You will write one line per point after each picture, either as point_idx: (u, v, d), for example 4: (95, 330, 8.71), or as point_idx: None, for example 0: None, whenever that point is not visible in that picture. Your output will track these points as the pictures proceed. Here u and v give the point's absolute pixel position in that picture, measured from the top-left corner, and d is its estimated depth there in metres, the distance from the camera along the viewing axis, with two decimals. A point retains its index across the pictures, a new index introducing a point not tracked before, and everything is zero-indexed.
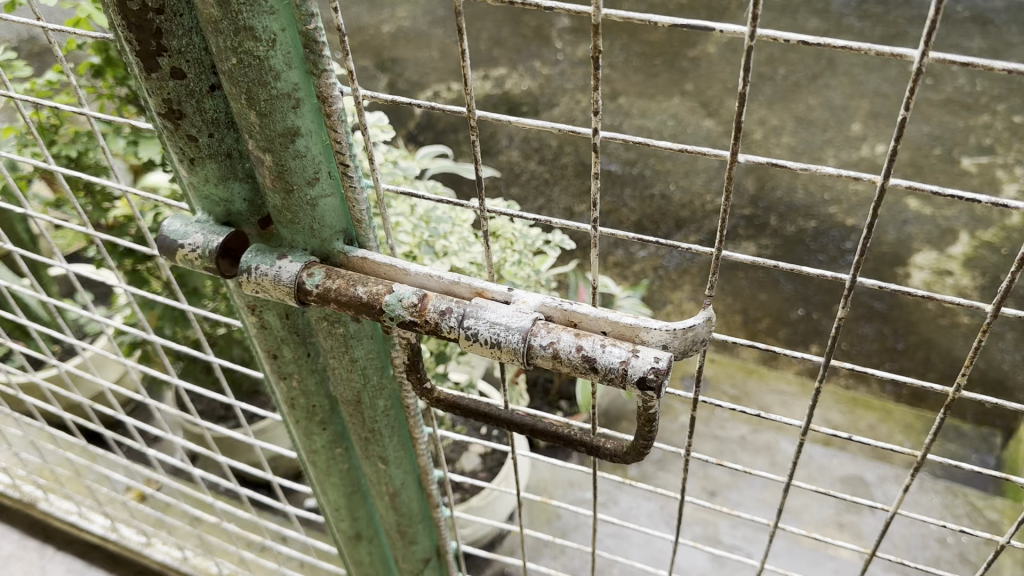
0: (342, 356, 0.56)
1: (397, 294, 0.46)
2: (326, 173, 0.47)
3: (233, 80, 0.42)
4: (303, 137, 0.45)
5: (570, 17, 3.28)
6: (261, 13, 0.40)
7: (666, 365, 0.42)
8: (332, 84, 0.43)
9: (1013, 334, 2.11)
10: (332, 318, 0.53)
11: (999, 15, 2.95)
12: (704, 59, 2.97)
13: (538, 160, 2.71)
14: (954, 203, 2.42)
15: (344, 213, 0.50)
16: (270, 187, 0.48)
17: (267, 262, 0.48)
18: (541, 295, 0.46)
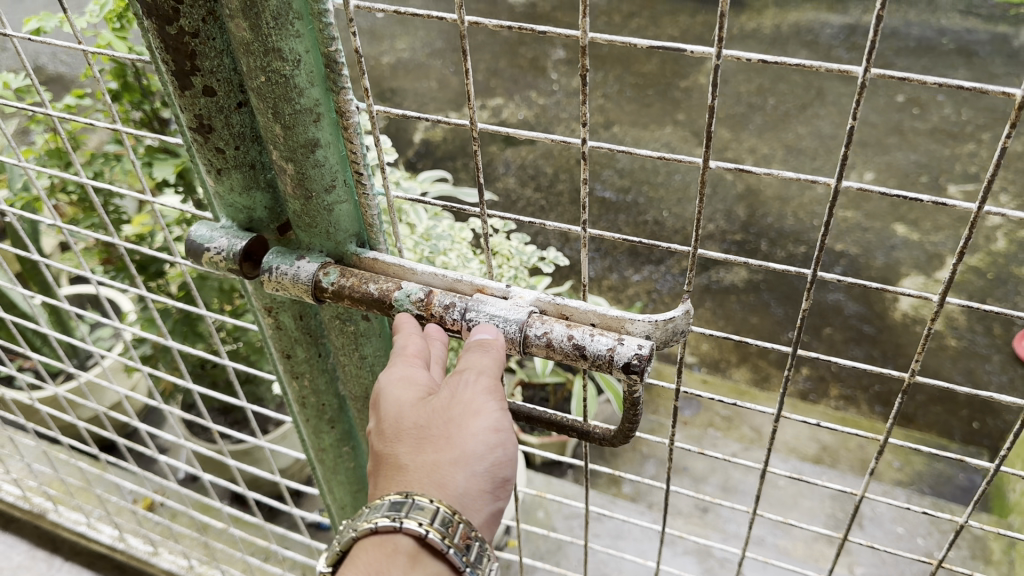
0: (352, 353, 0.61)
1: (405, 290, 0.52)
2: (342, 181, 0.53)
3: (261, 95, 0.47)
4: (322, 150, 0.50)
5: (566, 47, 3.36)
6: (288, 37, 0.45)
7: (647, 352, 0.48)
8: (349, 100, 0.48)
9: (999, 356, 2.15)
10: (344, 315, 0.57)
11: (984, 47, 3.03)
12: (697, 90, 3.05)
13: (534, 187, 2.78)
14: (941, 228, 2.47)
15: (359, 216, 0.55)
16: (289, 196, 0.52)
17: (287, 262, 0.54)
18: (536, 291, 0.53)
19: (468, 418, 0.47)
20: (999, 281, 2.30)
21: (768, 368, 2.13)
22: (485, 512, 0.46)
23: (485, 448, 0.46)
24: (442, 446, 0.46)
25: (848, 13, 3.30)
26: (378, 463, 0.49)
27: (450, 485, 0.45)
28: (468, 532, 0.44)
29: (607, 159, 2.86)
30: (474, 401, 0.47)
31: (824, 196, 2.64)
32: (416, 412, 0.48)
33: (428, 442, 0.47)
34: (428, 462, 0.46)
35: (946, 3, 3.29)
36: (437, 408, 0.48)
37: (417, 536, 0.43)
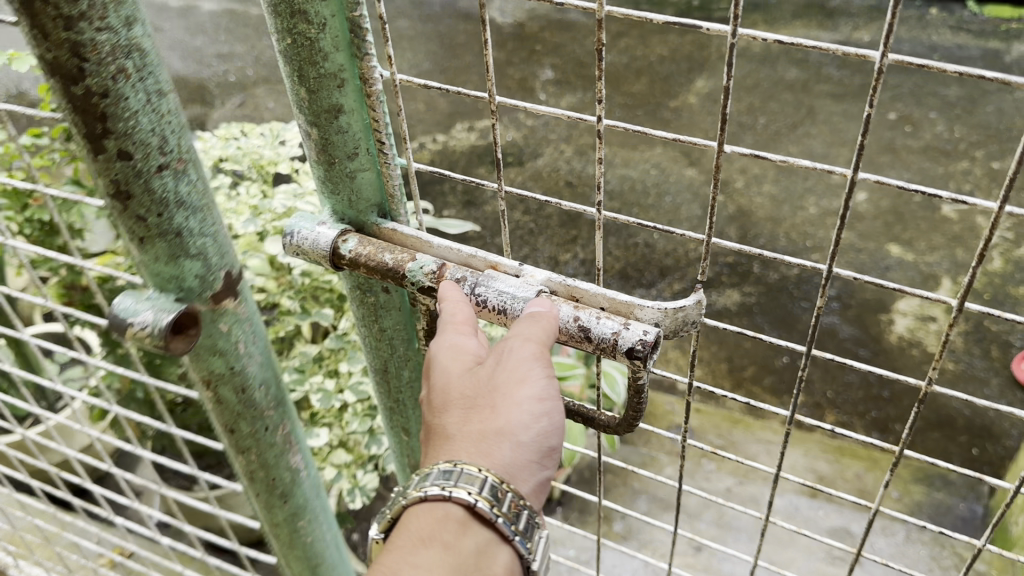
0: (375, 325, 0.75)
1: (419, 263, 0.62)
2: (364, 149, 0.63)
3: (289, 58, 0.56)
4: (346, 114, 0.60)
5: (554, 67, 3.29)
6: (317, 5, 0.54)
7: (651, 339, 0.55)
8: (371, 68, 0.58)
9: (998, 380, 2.11)
10: (365, 287, 0.71)
11: (977, 63, 3.00)
12: (687, 109, 3.01)
13: (522, 210, 2.74)
14: (936, 248, 2.42)
15: (381, 185, 0.65)
16: (317, 158, 0.63)
17: (309, 229, 0.66)
18: (547, 273, 0.61)
19: (513, 391, 0.56)
20: (996, 303, 2.25)
21: (762, 395, 2.09)
22: (531, 480, 0.57)
23: (529, 418, 0.56)
24: (489, 418, 0.56)
25: (838, 30, 3.25)
26: (433, 427, 0.59)
27: (497, 455, 0.55)
28: (517, 501, 0.54)
29: (596, 181, 2.82)
30: (518, 372, 0.56)
31: (817, 216, 2.58)
32: (468, 382, 0.58)
33: (476, 413, 0.57)
34: (475, 432, 0.56)
35: (936, 19, 3.25)
36: (485, 383, 0.57)
37: (467, 505, 0.53)
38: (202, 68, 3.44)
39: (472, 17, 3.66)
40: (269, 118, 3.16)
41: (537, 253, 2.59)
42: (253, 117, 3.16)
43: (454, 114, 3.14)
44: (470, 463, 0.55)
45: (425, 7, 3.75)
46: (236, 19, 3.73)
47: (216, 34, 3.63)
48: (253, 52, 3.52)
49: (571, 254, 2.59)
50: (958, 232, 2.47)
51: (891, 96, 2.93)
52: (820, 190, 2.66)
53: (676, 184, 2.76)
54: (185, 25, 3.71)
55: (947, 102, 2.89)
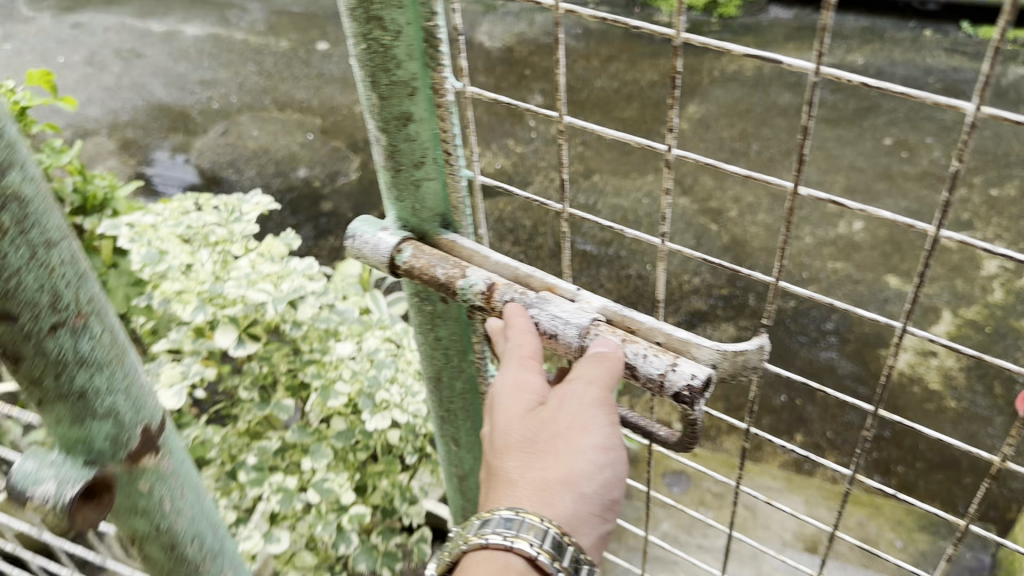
0: (432, 333, 0.93)
1: (469, 282, 0.79)
2: (431, 156, 0.78)
3: (365, 67, 0.71)
4: (416, 123, 0.75)
5: (544, 92, 3.22)
6: (390, 16, 0.67)
7: (697, 385, 0.67)
8: (443, 81, 0.72)
9: (1002, 418, 2.05)
10: (425, 299, 0.89)
11: (972, 86, 2.96)
12: (679, 135, 2.95)
13: (512, 241, 2.67)
14: (934, 279, 2.37)
15: (445, 199, 0.82)
16: (389, 164, 0.79)
17: (374, 233, 0.83)
18: (604, 304, 0.75)
19: (579, 439, 0.66)
20: (998, 337, 2.20)
21: (760, 436, 2.02)
22: (590, 531, 0.65)
23: (592, 465, 0.65)
24: (553, 464, 0.66)
25: (831, 52, 3.19)
26: (495, 467, 0.68)
27: (561, 503, 0.64)
28: (575, 554, 0.62)
29: (587, 210, 2.75)
30: (582, 422, 0.67)
31: (813, 246, 2.50)
32: (532, 418, 0.69)
33: (539, 458, 0.66)
34: (539, 476, 0.65)
35: (930, 41, 3.21)
36: (550, 429, 0.67)
37: (529, 556, 0.61)
38: (185, 95, 3.38)
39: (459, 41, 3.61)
40: (252, 147, 3.10)
41: None
42: (236, 146, 3.10)
43: None
44: (533, 511, 0.63)
45: None
46: (220, 44, 3.68)
47: (199, 61, 3.58)
48: (237, 78, 3.47)
49: None
50: (958, 261, 2.41)
51: (887, 120, 2.89)
52: (816, 219, 2.59)
53: (668, 213, 2.70)
54: (168, 51, 3.65)
55: (943, 126, 2.84)
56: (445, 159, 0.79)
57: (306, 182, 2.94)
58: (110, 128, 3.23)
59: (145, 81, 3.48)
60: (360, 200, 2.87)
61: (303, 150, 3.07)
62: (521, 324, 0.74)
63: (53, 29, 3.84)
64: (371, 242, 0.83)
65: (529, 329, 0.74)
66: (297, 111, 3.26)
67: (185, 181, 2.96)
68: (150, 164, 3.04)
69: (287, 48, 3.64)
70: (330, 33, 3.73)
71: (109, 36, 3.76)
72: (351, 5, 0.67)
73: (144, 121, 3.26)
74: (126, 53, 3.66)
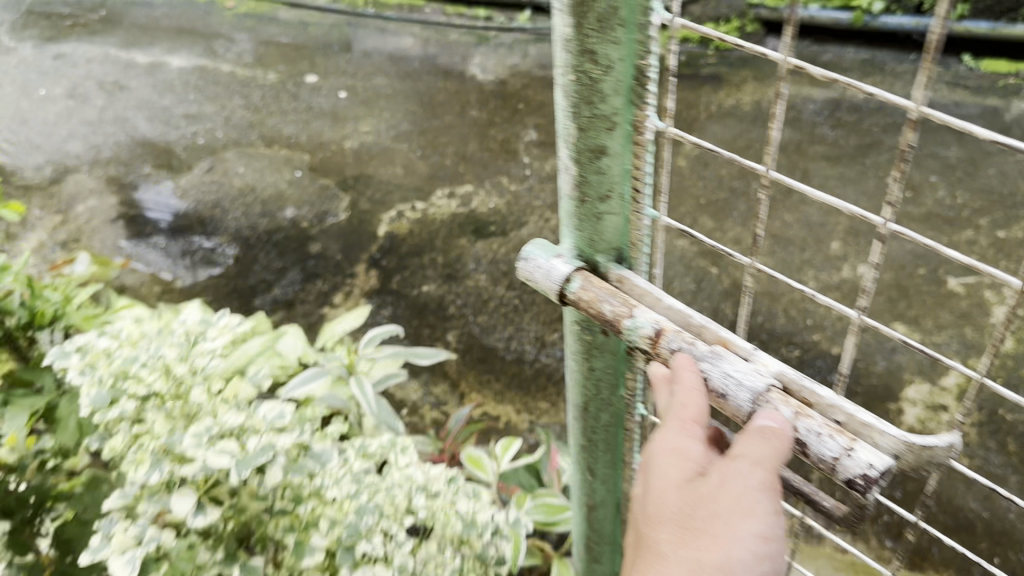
0: (587, 363, 1.05)
1: (637, 324, 0.85)
2: (615, 194, 0.86)
3: (575, 102, 0.79)
4: (609, 156, 0.82)
5: (538, 128, 3.18)
6: (605, 57, 0.74)
7: (871, 474, 0.70)
8: (642, 123, 0.79)
9: (1017, 478, 1.97)
10: (587, 329, 1.00)
11: (975, 122, 2.91)
12: (675, 173, 2.92)
13: (506, 285, 2.59)
14: (943, 326, 2.28)
15: (624, 232, 0.89)
16: (576, 195, 0.88)
17: (551, 257, 0.93)
18: (780, 369, 0.78)
19: (740, 522, 0.65)
20: (1011, 390, 2.11)
21: None
22: None
23: (753, 556, 0.64)
24: (709, 545, 0.65)
25: (831, 87, 3.17)
26: (645, 537, 0.70)
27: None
28: None
29: None
30: (743, 503, 0.67)
31: (816, 291, 2.42)
32: (689, 489, 0.70)
33: (692, 535, 0.67)
34: (692, 557, 0.65)
35: (932, 74, 3.15)
36: (706, 505, 0.68)
37: None
38: (169, 130, 3.30)
39: (452, 74, 3.55)
40: (238, 185, 3.01)
41: (523, 332, 2.43)
42: (221, 184, 3.02)
43: (433, 179, 3.01)
44: None
45: (404, 64, 3.65)
46: (206, 76, 3.61)
47: (185, 94, 3.51)
48: (224, 112, 3.39)
49: (559, 334, 2.41)
50: (966, 307, 2.33)
51: (889, 158, 2.82)
52: (819, 263, 2.50)
53: (667, 256, 2.61)
54: (153, 83, 3.58)
55: (948, 164, 2.77)
56: (632, 197, 0.86)
57: (293, 222, 2.85)
58: (91, 164, 3.14)
59: (129, 114, 3.40)
60: (349, 241, 2.78)
61: (290, 188, 2.99)
62: (691, 379, 0.79)
63: (35, 60, 3.76)
64: (545, 267, 0.92)
65: (696, 396, 0.78)
66: (285, 147, 3.19)
67: (168, 222, 2.87)
68: (132, 203, 2.95)
69: (275, 81, 3.57)
70: (319, 66, 3.67)
71: (93, 68, 3.68)
72: (570, 39, 0.75)
73: (126, 157, 3.17)
74: (110, 85, 3.58)
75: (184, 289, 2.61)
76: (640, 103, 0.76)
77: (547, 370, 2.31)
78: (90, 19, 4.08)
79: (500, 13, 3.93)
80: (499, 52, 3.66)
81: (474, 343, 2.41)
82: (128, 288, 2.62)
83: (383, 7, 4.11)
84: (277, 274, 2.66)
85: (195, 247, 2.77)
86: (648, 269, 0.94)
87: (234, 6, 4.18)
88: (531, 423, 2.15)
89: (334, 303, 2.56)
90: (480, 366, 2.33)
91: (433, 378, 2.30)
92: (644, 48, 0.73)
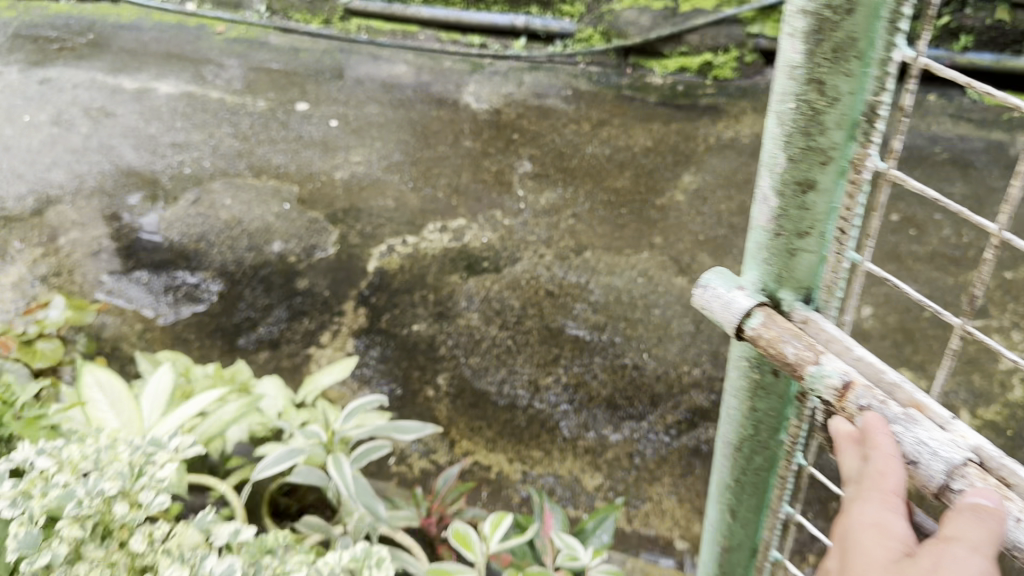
0: (749, 403, 0.96)
1: (823, 371, 0.79)
2: (816, 233, 0.81)
3: (791, 130, 0.76)
4: (816, 191, 0.78)
5: (533, 159, 3.13)
6: (837, 85, 0.71)
7: None
8: (863, 157, 0.74)
9: None
10: (757, 369, 0.93)
11: (980, 156, 2.87)
12: (673, 209, 2.85)
13: (499, 324, 2.51)
14: (950, 373, 2.21)
15: (820, 274, 0.84)
16: (772, 229, 0.83)
17: (729, 287, 0.88)
18: (980, 441, 0.70)
19: None
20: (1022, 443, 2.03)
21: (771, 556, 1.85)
22: None
23: None
24: None
25: None
26: None
27: None
28: None
29: (578, 289, 2.60)
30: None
31: None
32: (894, 569, 0.65)
33: None
34: None
35: (935, 105, 3.14)
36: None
37: None
38: (155, 159, 3.23)
39: (445, 102, 3.49)
40: (225, 217, 2.93)
41: (516, 375, 2.33)
42: (207, 216, 2.94)
43: (425, 212, 2.93)
44: None
45: (396, 92, 3.59)
46: (195, 104, 3.56)
47: (172, 122, 3.45)
48: (212, 140, 3.33)
49: (553, 377, 2.32)
50: (974, 352, 2.26)
51: (894, 194, 2.77)
52: None
53: (665, 296, 2.54)
54: (140, 111, 3.52)
55: (952, 200, 2.72)
56: (835, 238, 0.81)
57: (280, 256, 2.77)
58: (74, 194, 3.06)
59: (115, 142, 3.33)
60: (338, 277, 2.69)
61: (278, 221, 2.91)
62: (886, 446, 0.73)
63: (19, 85, 3.69)
64: (723, 298, 0.87)
65: (895, 462, 0.72)
66: (274, 178, 3.12)
67: (151, 256, 2.78)
68: (114, 235, 2.87)
69: (265, 110, 3.52)
70: (310, 93, 3.62)
71: (79, 94, 3.62)
72: (799, 64, 0.72)
73: (110, 187, 3.10)
74: (96, 112, 3.52)
75: (166, 327, 2.52)
76: (866, 138, 0.72)
77: (540, 416, 2.20)
78: (77, 43, 4.02)
79: (495, 40, 3.88)
80: (494, 81, 3.60)
81: (464, 387, 2.31)
82: (107, 325, 2.52)
83: (375, 33, 4.06)
84: (263, 311, 2.57)
85: (179, 282, 2.68)
86: (839, 314, 0.87)
87: (224, 31, 4.14)
88: (523, 473, 2.05)
89: (321, 343, 2.47)
90: (471, 412, 2.23)
91: (422, 424, 2.20)
92: (881, 85, 0.70)
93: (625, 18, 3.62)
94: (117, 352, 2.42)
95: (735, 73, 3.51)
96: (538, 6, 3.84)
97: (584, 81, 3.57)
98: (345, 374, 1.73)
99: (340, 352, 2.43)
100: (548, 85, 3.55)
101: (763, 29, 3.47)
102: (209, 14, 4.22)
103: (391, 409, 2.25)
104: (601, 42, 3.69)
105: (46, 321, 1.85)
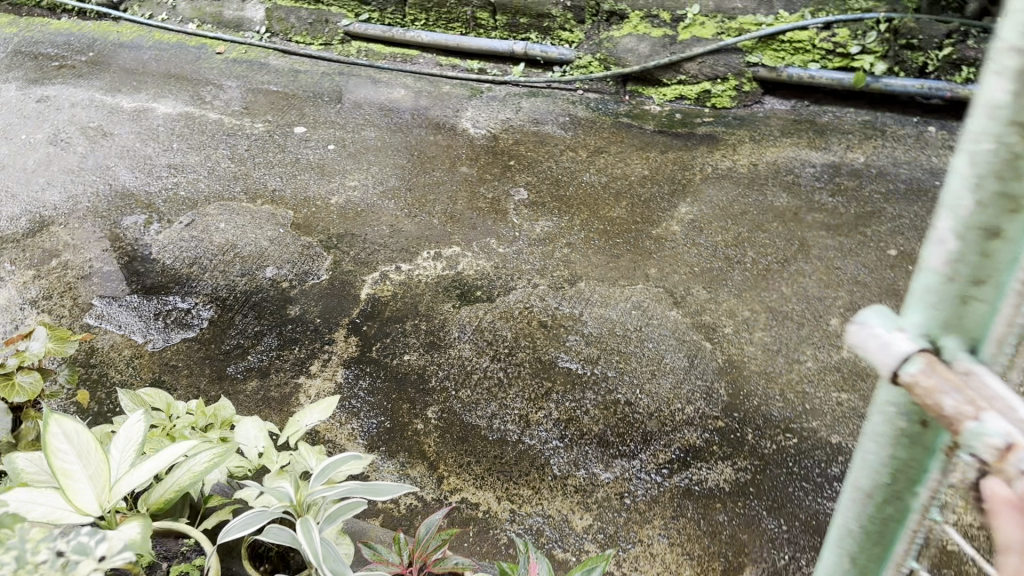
0: (884, 449, 0.78)
1: (988, 431, 0.61)
2: (998, 283, 0.66)
3: (988, 151, 0.62)
4: (1007, 232, 0.63)
5: (528, 187, 3.13)
6: None
7: None
8: None
9: None
10: (902, 413, 0.75)
11: None
12: (669, 240, 2.83)
13: (491, 356, 2.46)
14: None
15: (993, 328, 0.67)
16: (944, 269, 0.68)
17: (888, 327, 0.71)
18: None
19: None
20: None
21: None
22: None
23: None
24: None
25: (830, 149, 3.17)
26: None
27: None
28: None
29: (572, 321, 2.56)
30: None
31: (814, 372, 2.33)
32: None
33: None
34: None
35: (935, 139, 3.18)
36: None
37: None
38: (150, 181, 3.22)
39: (443, 127, 3.50)
40: (218, 242, 2.91)
41: (506, 409, 2.29)
42: (200, 241, 2.92)
43: (420, 238, 2.92)
44: None
45: (394, 116, 3.60)
46: (192, 125, 3.57)
47: (169, 142, 3.45)
48: (208, 162, 3.33)
49: (544, 412, 2.28)
50: None
51: (892, 229, 2.78)
52: (818, 340, 2.42)
53: (659, 329, 2.51)
54: (138, 130, 3.53)
55: None
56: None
57: (272, 282, 2.75)
58: (68, 215, 3.05)
59: (111, 163, 3.33)
60: (330, 305, 2.66)
61: (271, 246, 2.89)
62: None
63: (17, 103, 3.69)
64: (880, 339, 0.71)
65: None
66: (269, 202, 3.11)
67: (141, 280, 2.76)
68: (106, 257, 2.85)
69: (263, 132, 3.52)
70: (308, 116, 3.62)
71: (76, 112, 3.64)
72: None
73: (105, 208, 3.09)
74: (93, 131, 3.52)
75: (155, 353, 2.49)
76: None
77: (530, 452, 2.16)
78: (77, 61, 4.07)
79: (494, 65, 3.90)
80: (491, 106, 3.63)
81: (454, 421, 2.26)
82: (95, 350, 2.50)
83: (375, 56, 4.06)
84: (253, 338, 2.54)
85: (170, 307, 2.65)
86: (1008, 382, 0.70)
87: (225, 51, 4.18)
88: (511, 512, 2.01)
89: (311, 372, 2.42)
90: (460, 447, 2.19)
91: (410, 458, 2.16)
92: None
93: (623, 45, 3.65)
94: (104, 380, 2.39)
95: (734, 101, 3.51)
96: (537, 32, 3.84)
97: (581, 108, 3.59)
98: (328, 415, 1.70)
99: (330, 383, 2.39)
100: (546, 112, 3.57)
101: (762, 58, 3.45)
102: (209, 34, 4.28)
103: (379, 441, 2.21)
104: (600, 69, 3.70)
105: (28, 352, 1.82)
